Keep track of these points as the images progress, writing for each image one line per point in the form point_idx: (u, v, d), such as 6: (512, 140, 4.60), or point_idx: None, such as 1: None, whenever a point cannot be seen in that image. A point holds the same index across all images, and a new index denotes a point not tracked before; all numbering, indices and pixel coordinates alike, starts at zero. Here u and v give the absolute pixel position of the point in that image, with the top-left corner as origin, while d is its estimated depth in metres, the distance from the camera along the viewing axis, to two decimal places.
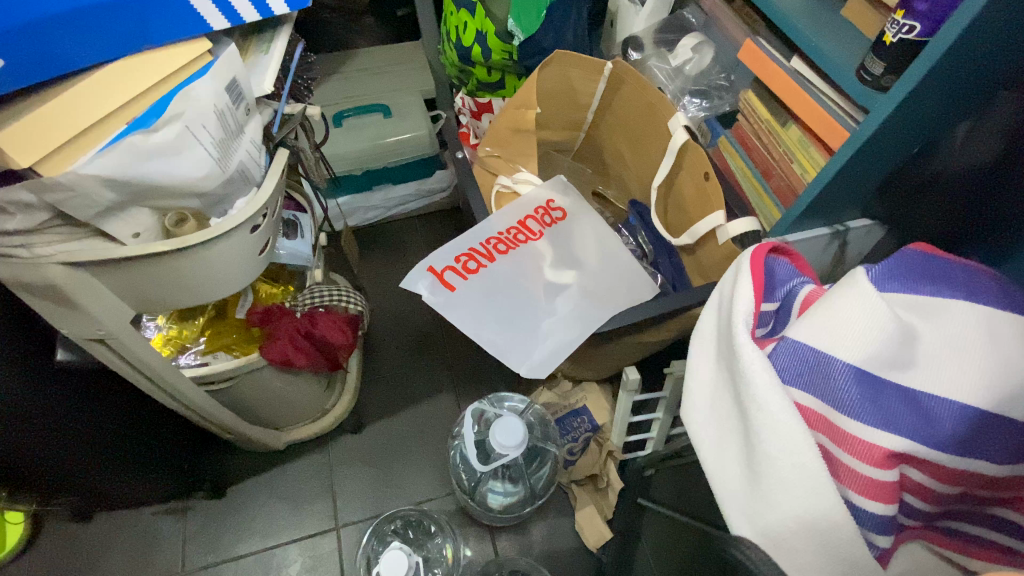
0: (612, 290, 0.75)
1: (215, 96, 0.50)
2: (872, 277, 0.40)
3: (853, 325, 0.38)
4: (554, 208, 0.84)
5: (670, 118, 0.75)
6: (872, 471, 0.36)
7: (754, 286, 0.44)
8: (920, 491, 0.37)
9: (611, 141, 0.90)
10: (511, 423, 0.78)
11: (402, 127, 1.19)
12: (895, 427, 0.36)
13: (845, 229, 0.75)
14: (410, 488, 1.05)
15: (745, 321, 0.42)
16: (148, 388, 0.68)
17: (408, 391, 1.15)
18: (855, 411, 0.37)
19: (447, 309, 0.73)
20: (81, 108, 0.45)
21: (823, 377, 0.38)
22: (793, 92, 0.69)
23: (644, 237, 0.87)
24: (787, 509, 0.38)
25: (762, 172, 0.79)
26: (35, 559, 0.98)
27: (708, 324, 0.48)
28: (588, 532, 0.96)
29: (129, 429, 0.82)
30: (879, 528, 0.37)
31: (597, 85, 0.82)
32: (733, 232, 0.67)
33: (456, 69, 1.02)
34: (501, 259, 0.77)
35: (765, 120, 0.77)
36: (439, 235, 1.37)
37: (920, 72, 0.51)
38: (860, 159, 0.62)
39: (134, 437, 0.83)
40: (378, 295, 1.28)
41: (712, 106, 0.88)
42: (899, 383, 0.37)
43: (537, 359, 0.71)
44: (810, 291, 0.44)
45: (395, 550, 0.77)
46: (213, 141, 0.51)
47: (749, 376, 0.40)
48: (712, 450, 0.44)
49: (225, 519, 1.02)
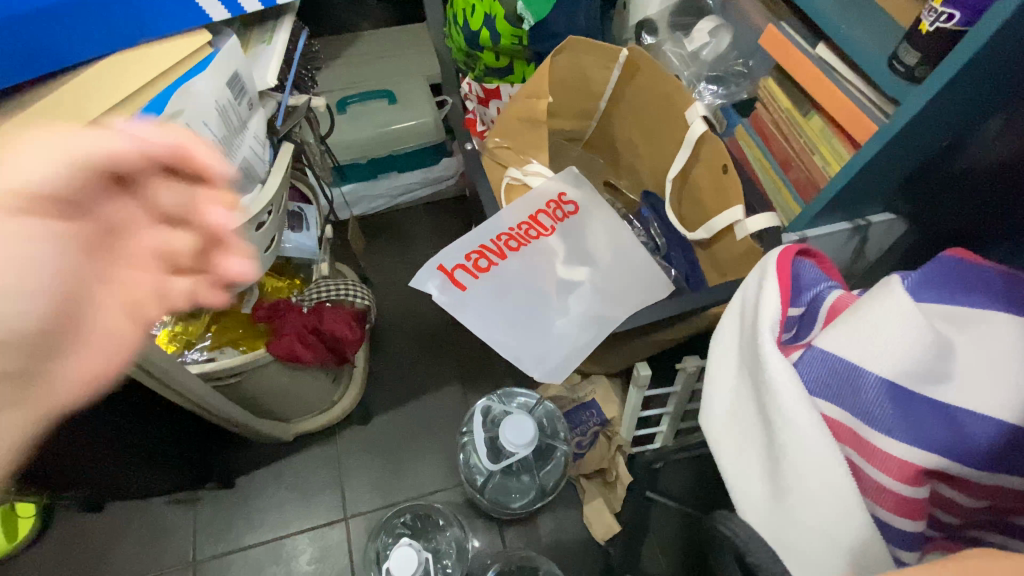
0: (627, 290, 0.73)
1: (216, 92, 0.48)
2: (907, 285, 0.38)
3: (888, 338, 0.36)
4: (566, 201, 0.81)
5: (688, 108, 0.72)
6: (902, 488, 0.35)
7: (781, 291, 0.42)
8: (948, 505, 0.36)
9: (625, 132, 0.87)
10: (523, 421, 0.77)
11: (407, 114, 1.17)
12: (930, 445, 0.34)
13: (867, 223, 0.73)
14: (417, 480, 1.05)
15: (771, 327, 0.40)
16: (156, 386, 0.67)
17: (415, 383, 1.15)
18: (887, 427, 0.36)
19: (458, 309, 0.71)
20: (78, 105, 0.44)
21: (852, 389, 0.37)
22: (818, 81, 0.66)
23: (657, 228, 0.85)
24: (813, 527, 0.36)
25: (781, 163, 0.77)
26: (47, 548, 0.99)
27: (730, 328, 0.45)
28: (597, 525, 0.97)
29: (140, 422, 0.81)
30: (907, 545, 0.35)
31: (611, 72, 0.79)
32: (752, 228, 0.65)
33: (462, 53, 0.98)
34: (512, 257, 0.75)
35: (785, 110, 0.74)
36: (446, 223, 1.35)
37: (955, 65, 0.49)
38: (889, 153, 0.60)
39: (146, 429, 0.83)
40: (384, 286, 1.26)
41: (729, 93, 0.86)
42: (935, 399, 0.35)
43: (551, 363, 0.70)
44: (838, 297, 0.42)
45: (405, 546, 0.75)
46: (216, 139, 0.49)
47: (775, 388, 0.38)
48: (733, 460, 0.42)
49: (234, 509, 1.03)
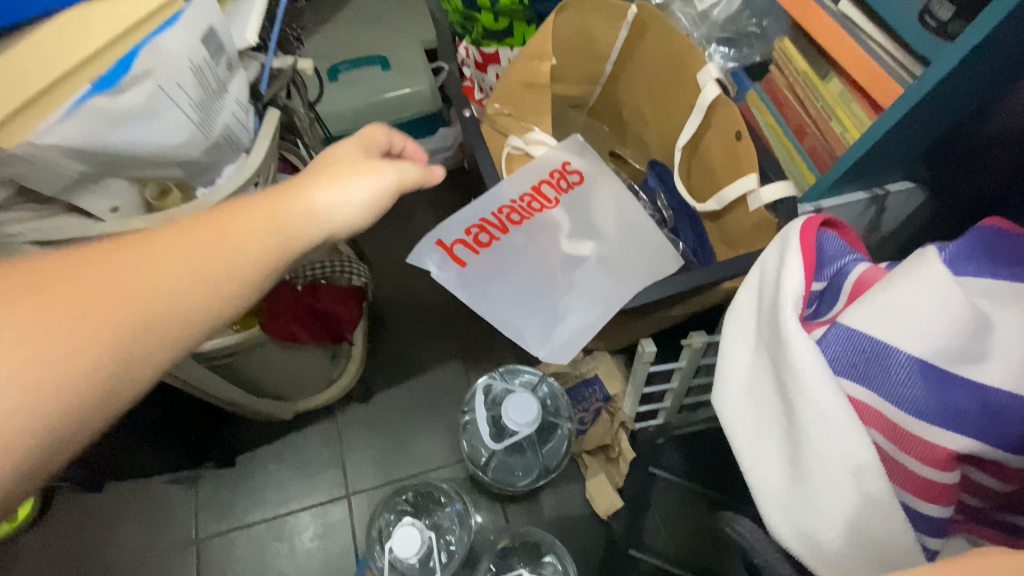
0: (634, 265, 0.70)
1: (189, 50, 0.46)
2: (944, 257, 0.35)
3: (921, 313, 0.33)
4: (570, 171, 0.77)
5: (699, 70, 0.68)
6: (931, 473, 0.33)
7: (805, 264, 0.39)
8: (976, 490, 0.34)
9: (632, 98, 0.83)
10: (526, 399, 0.75)
11: (402, 82, 1.12)
12: (963, 428, 0.32)
13: (884, 193, 0.70)
14: (419, 457, 1.04)
15: (793, 303, 0.38)
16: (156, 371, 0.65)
17: (416, 360, 1.13)
18: (917, 409, 0.33)
19: (457, 286, 0.68)
20: (32, 67, 0.42)
21: (881, 368, 0.34)
22: (839, 41, 0.62)
23: (664, 199, 0.82)
24: (834, 513, 0.34)
25: (795, 130, 0.73)
26: (50, 528, 0.99)
27: (747, 303, 0.43)
28: (599, 501, 0.96)
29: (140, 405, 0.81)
30: (931, 531, 0.34)
31: (619, 33, 0.75)
32: (766, 198, 0.62)
33: (460, 16, 0.93)
34: (514, 231, 0.71)
35: (801, 72, 0.70)
36: (444, 197, 1.31)
37: (992, 22, 0.46)
38: (914, 118, 0.57)
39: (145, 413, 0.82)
40: (382, 262, 1.24)
41: (741, 56, 0.82)
42: (969, 379, 0.32)
43: (556, 344, 0.67)
44: (864, 271, 0.39)
45: (406, 526, 0.74)
46: (192, 103, 0.48)
47: (798, 368, 0.36)
48: (749, 442, 0.40)
49: (235, 487, 1.02)
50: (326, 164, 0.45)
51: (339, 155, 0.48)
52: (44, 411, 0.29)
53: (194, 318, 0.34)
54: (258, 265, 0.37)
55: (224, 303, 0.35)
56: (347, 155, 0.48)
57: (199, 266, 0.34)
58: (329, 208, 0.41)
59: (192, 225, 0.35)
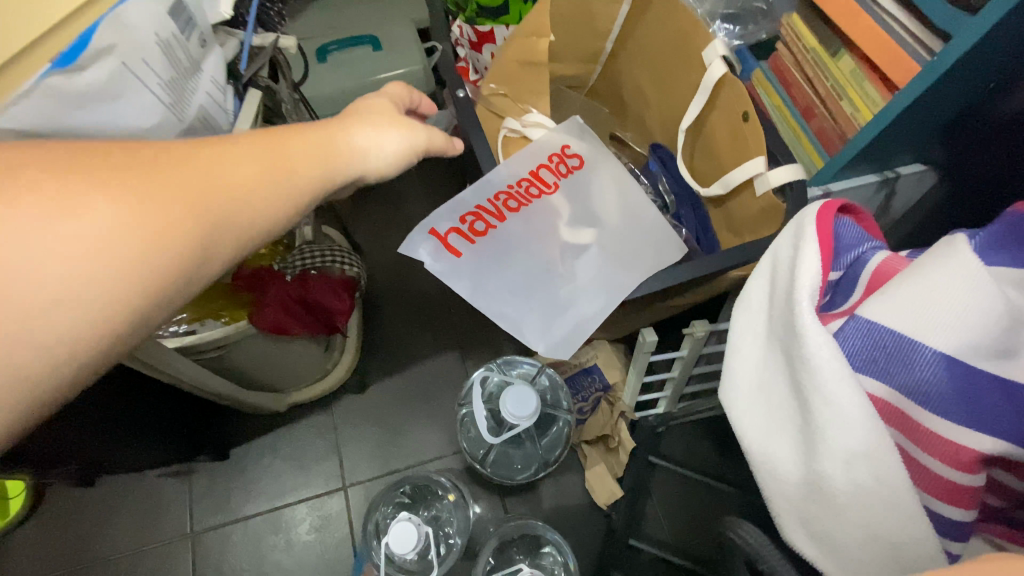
0: (637, 254, 0.68)
1: (156, 24, 0.44)
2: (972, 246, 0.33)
3: (948, 305, 0.31)
4: (569, 154, 0.74)
5: (705, 47, 0.65)
6: (956, 475, 0.31)
7: (822, 253, 0.37)
8: (999, 490, 0.32)
9: (633, 78, 0.80)
10: (524, 392, 0.73)
11: (393, 63, 1.08)
12: (993, 428, 0.30)
13: (896, 175, 0.67)
14: (416, 448, 1.03)
15: (810, 295, 0.35)
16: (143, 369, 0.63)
17: (412, 349, 1.11)
18: (945, 409, 0.31)
19: (452, 277, 0.66)
20: None
21: (905, 365, 0.32)
22: (852, 15, 0.59)
23: (666, 182, 0.78)
24: (851, 516, 0.33)
25: (802, 111, 0.70)
26: (41, 524, 0.98)
27: (757, 294, 0.41)
28: (599, 491, 0.95)
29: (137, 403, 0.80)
30: (954, 535, 0.32)
31: (619, 7, 0.73)
32: (775, 182, 0.59)
33: None
34: (512, 218, 0.69)
35: (810, 49, 0.67)
36: (438, 182, 1.28)
37: None
38: (931, 96, 0.54)
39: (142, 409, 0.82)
40: (376, 250, 1.21)
41: (746, 33, 0.78)
42: (999, 375, 0.30)
43: (556, 337, 0.66)
44: (884, 259, 0.37)
45: (403, 522, 0.73)
46: (159, 82, 0.45)
47: (814, 365, 0.34)
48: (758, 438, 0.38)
49: (230, 480, 1.01)
50: (349, 114, 0.49)
51: (366, 105, 0.51)
52: (131, 285, 0.32)
53: (251, 225, 0.39)
54: (305, 188, 0.41)
55: (277, 216, 0.40)
56: (377, 104, 0.51)
57: (258, 180, 0.39)
58: (354, 153, 0.46)
59: (255, 144, 0.40)
